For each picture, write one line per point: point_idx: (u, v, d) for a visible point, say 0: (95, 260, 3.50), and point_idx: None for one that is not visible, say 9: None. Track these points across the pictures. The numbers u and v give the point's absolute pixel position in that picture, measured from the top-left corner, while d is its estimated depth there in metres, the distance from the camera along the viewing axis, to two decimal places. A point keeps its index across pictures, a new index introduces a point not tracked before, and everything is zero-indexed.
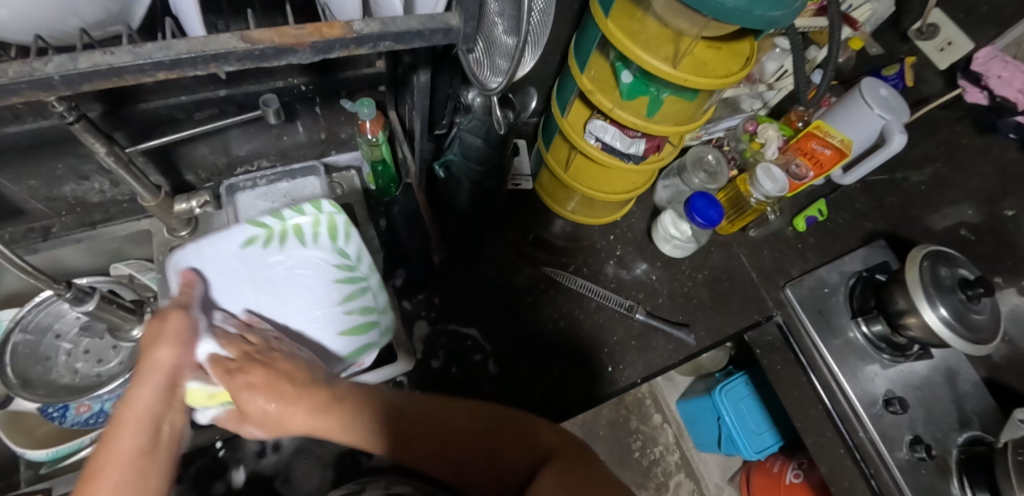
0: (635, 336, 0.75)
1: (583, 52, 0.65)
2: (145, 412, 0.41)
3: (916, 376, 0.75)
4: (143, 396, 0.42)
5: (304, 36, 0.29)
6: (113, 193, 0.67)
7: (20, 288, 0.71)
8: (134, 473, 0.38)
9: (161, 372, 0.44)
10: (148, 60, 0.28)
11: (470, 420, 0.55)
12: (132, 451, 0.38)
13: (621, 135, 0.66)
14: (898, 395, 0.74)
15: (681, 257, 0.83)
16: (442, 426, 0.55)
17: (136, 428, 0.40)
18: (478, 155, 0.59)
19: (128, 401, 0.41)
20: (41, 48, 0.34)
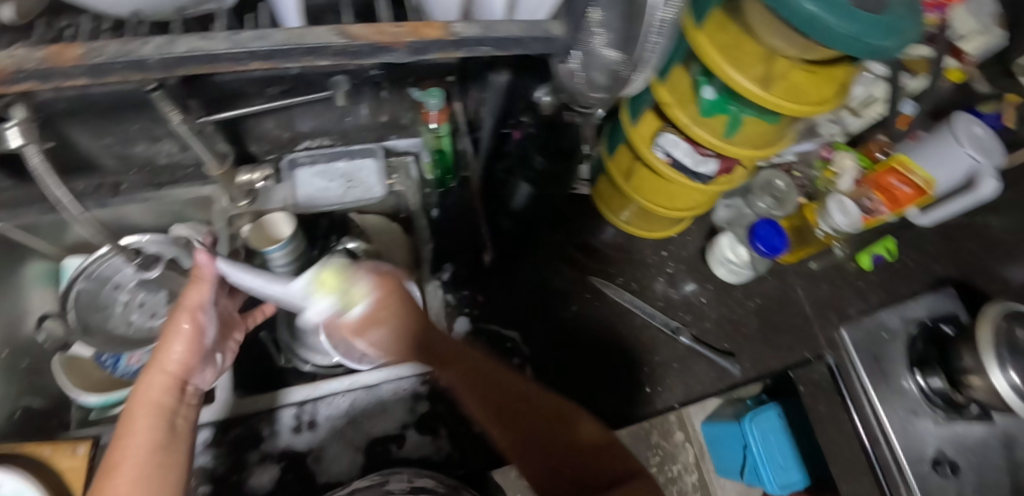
0: (677, 359, 0.73)
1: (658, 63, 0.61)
2: (151, 414, 0.46)
3: (972, 439, 0.69)
4: (153, 386, 0.48)
5: (402, 35, 0.28)
6: (180, 157, 0.69)
7: (84, 238, 0.74)
8: (150, 467, 0.44)
9: (166, 375, 0.49)
10: (244, 49, 0.27)
11: (569, 433, 0.52)
12: (142, 463, 0.43)
13: (693, 152, 0.63)
14: (949, 457, 0.67)
15: (734, 283, 0.79)
16: (537, 435, 0.51)
17: (148, 421, 0.46)
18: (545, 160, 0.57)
19: (139, 394, 0.48)
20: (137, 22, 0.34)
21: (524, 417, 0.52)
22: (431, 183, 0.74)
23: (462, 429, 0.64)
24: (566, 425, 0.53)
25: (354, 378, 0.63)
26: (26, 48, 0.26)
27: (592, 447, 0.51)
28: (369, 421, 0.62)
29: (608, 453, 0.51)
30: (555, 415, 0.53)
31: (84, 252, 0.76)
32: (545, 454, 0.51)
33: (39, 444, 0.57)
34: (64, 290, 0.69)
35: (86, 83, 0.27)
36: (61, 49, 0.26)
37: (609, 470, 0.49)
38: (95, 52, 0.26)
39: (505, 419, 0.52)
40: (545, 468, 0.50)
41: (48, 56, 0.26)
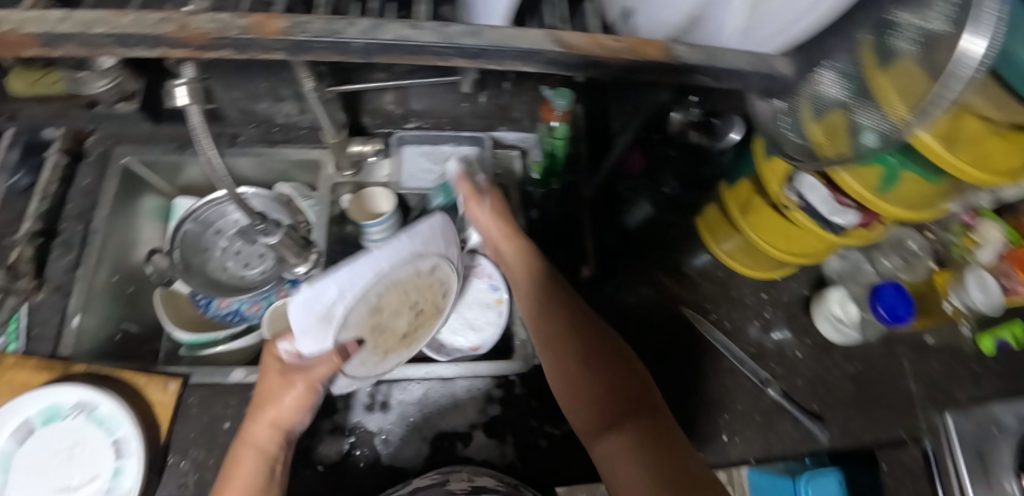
0: (761, 412, 0.68)
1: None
2: (256, 462, 0.48)
3: None
4: (262, 436, 0.49)
5: (621, 52, 0.26)
6: (298, 118, 0.70)
7: (195, 181, 0.76)
8: None
9: (273, 427, 0.49)
10: (454, 45, 0.25)
11: (611, 351, 0.55)
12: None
13: (831, 200, 0.58)
14: None
15: (836, 342, 0.73)
16: (582, 340, 0.56)
17: (252, 464, 0.48)
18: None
19: (244, 439, 0.49)
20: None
21: (573, 326, 0.57)
22: (533, 182, 0.72)
23: (529, 441, 0.62)
24: (607, 343, 0.56)
25: (430, 369, 0.62)
26: (232, 15, 0.25)
27: (625, 368, 0.54)
28: (439, 414, 0.61)
29: (635, 377, 0.54)
30: (601, 335, 0.57)
31: (194, 194, 0.78)
32: (577, 356, 0.55)
33: (135, 373, 0.60)
34: (173, 230, 0.72)
35: (281, 58, 0.26)
36: (267, 19, 0.25)
37: (627, 391, 0.52)
38: (300, 28, 0.25)
39: (557, 315, 0.58)
40: (571, 368, 0.55)
41: (250, 24, 0.25)
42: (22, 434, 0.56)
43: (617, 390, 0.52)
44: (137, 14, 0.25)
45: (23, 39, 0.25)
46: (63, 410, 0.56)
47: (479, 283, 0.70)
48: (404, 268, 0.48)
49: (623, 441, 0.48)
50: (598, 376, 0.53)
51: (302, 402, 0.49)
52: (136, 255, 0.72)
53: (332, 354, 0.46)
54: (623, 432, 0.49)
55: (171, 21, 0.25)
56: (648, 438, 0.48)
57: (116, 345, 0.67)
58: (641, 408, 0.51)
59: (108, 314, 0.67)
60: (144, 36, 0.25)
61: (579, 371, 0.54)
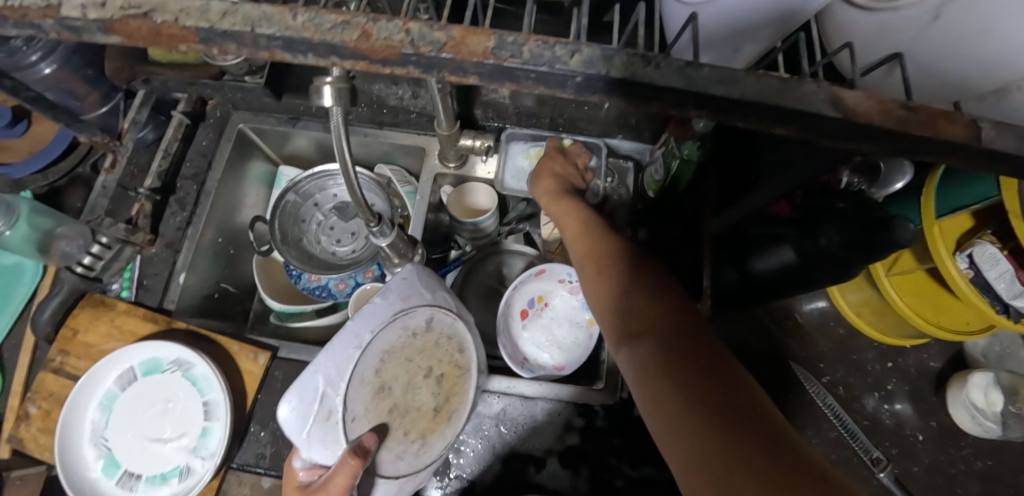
0: (866, 494, 0.60)
1: (967, 177, 0.48)
2: None
3: None
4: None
5: (898, 122, 0.23)
6: (411, 102, 0.68)
7: (298, 152, 0.75)
8: None
9: None
10: (697, 90, 0.23)
11: (652, 279, 0.48)
12: None
13: (1014, 278, 0.48)
14: None
15: (970, 432, 0.63)
16: (619, 270, 0.50)
17: None
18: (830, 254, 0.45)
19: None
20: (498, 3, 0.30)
21: (615, 252, 0.52)
22: (647, 200, 0.67)
23: (604, 480, 0.58)
24: (655, 272, 0.49)
25: (512, 384, 0.60)
26: (421, 26, 0.23)
27: (667, 293, 0.46)
28: (514, 434, 0.59)
29: (680, 301, 0.45)
30: (642, 262, 0.51)
31: (298, 165, 0.78)
32: (615, 285, 0.49)
33: (229, 338, 0.61)
34: (276, 199, 0.71)
35: (475, 81, 0.24)
36: (466, 38, 0.23)
37: (667, 312, 0.44)
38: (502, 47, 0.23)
39: (600, 246, 0.53)
40: (609, 299, 0.49)
41: (449, 42, 0.23)
42: (125, 381, 0.59)
43: (651, 316, 0.45)
44: (310, 15, 0.23)
45: (184, 33, 0.23)
46: (162, 364, 0.58)
47: (568, 299, 0.66)
48: (390, 340, 0.49)
49: (648, 353, 0.41)
50: (636, 301, 0.47)
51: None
52: (240, 217, 0.73)
53: (347, 453, 0.41)
54: (647, 347, 0.42)
55: (349, 27, 0.23)
56: (675, 353, 0.40)
57: (212, 304, 0.69)
58: (684, 326, 0.42)
59: (209, 273, 0.69)
60: (316, 42, 0.23)
61: (621, 297, 0.48)
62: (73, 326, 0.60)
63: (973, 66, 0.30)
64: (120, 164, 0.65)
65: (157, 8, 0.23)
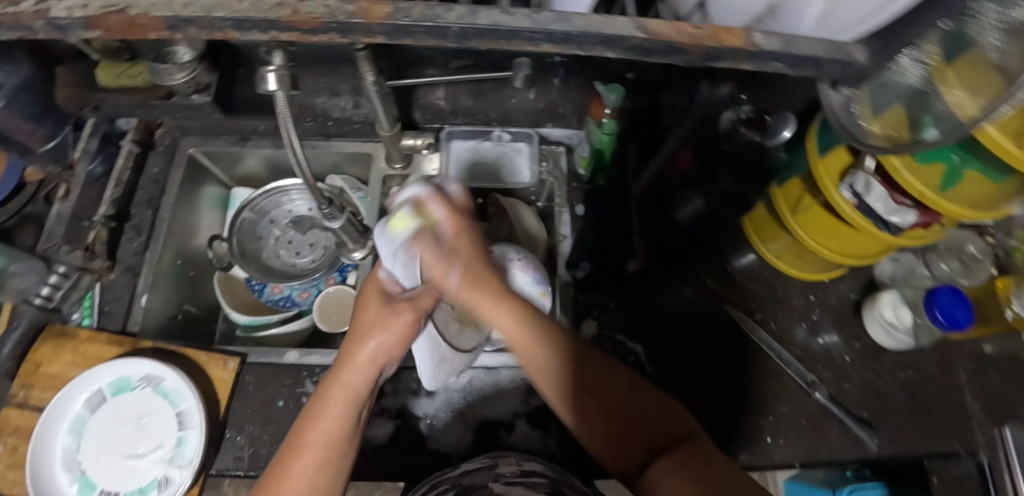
0: (807, 415, 0.67)
1: None
2: (348, 396, 0.44)
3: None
4: (357, 374, 0.45)
5: (702, 39, 0.26)
6: (353, 112, 0.73)
7: (251, 172, 0.79)
8: (331, 448, 0.43)
9: (364, 368, 0.46)
10: (544, 30, 0.27)
11: (631, 391, 0.49)
12: (332, 438, 0.43)
13: (888, 198, 0.57)
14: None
15: (887, 347, 0.71)
16: (598, 388, 0.48)
17: (342, 407, 0.44)
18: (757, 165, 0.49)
19: (337, 378, 0.45)
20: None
21: (586, 364, 0.49)
22: (581, 178, 0.73)
23: (571, 434, 0.62)
24: (625, 379, 0.50)
25: (476, 358, 0.64)
26: (340, 2, 0.28)
27: (655, 409, 0.48)
28: (484, 403, 0.63)
29: (666, 410, 0.48)
30: (630, 382, 0.49)
31: (251, 185, 0.81)
32: (599, 410, 0.48)
33: (197, 350, 0.63)
34: (232, 218, 0.74)
35: (382, 41, 0.29)
36: (372, 6, 0.27)
37: (672, 432, 0.47)
38: (403, 14, 0.27)
39: (562, 362, 0.48)
40: (601, 424, 0.48)
41: (358, 10, 0.27)
42: (94, 403, 0.60)
43: (657, 436, 0.47)
44: (252, 0, 0.28)
45: (153, 23, 0.28)
46: (131, 382, 0.60)
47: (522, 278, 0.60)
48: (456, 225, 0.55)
49: (684, 475, 0.42)
50: (629, 422, 0.47)
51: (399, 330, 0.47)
52: (198, 239, 0.75)
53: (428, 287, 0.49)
54: (680, 469, 0.42)
55: (284, 7, 0.28)
56: (707, 465, 0.43)
57: (177, 325, 0.70)
58: (689, 437, 0.46)
59: (171, 295, 0.70)
60: (260, 20, 0.28)
61: (615, 420, 0.48)
62: (35, 360, 0.61)
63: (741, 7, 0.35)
64: (73, 194, 0.67)
65: (131, 4, 0.27)
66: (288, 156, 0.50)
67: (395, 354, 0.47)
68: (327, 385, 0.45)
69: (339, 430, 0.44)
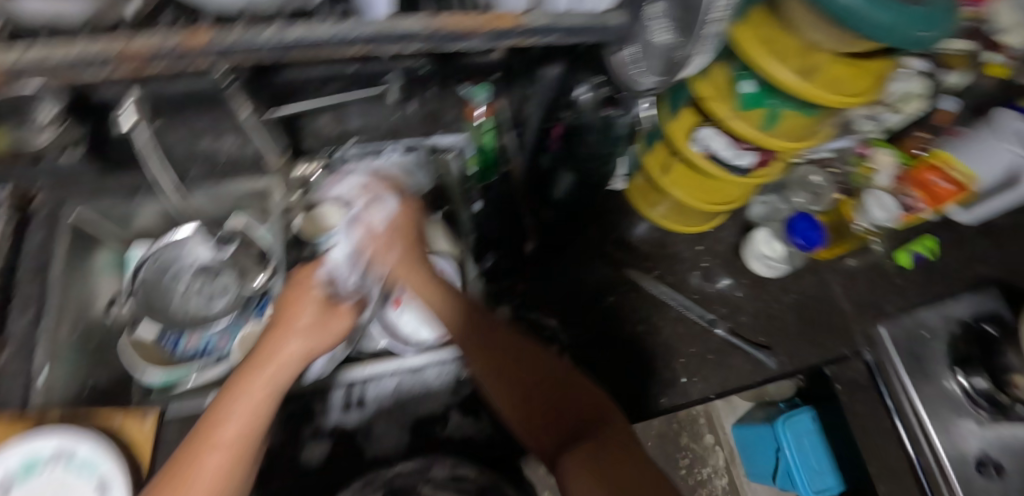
0: (713, 351, 0.74)
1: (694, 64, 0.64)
2: (265, 391, 0.47)
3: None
4: (282, 371, 0.49)
5: (479, 26, 0.32)
6: (240, 151, 0.73)
7: (150, 226, 0.78)
8: (231, 455, 0.43)
9: (285, 365, 0.49)
10: (348, 36, 0.31)
11: (552, 375, 0.53)
12: (236, 437, 0.44)
13: (731, 145, 0.65)
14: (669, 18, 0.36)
15: (770, 277, 0.80)
16: (524, 367, 0.53)
17: (258, 405, 0.46)
18: (589, 150, 0.63)
19: (261, 373, 0.48)
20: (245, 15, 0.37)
21: (511, 347, 0.55)
22: (471, 176, 0.72)
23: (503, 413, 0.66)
24: (551, 367, 0.54)
25: (400, 361, 0.64)
26: (164, 33, 0.30)
27: (571, 392, 0.52)
28: (415, 402, 0.65)
29: (587, 398, 0.51)
30: (542, 360, 0.54)
31: (150, 239, 0.80)
32: (524, 392, 0.52)
33: (111, 412, 0.60)
34: (132, 276, 0.74)
35: (211, 64, 0.31)
36: (194, 33, 0.30)
37: (584, 413, 0.50)
38: (224, 37, 0.30)
39: (472, 339, 0.55)
40: (526, 413, 0.51)
41: (182, 38, 0.29)
42: None
43: (572, 420, 0.49)
44: (85, 41, 0.29)
45: None
46: (39, 461, 0.55)
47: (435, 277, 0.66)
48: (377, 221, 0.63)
49: (589, 458, 0.45)
50: (548, 406, 0.51)
51: (313, 334, 0.51)
52: (99, 306, 0.73)
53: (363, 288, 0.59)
54: (585, 451, 0.45)
55: (114, 42, 0.29)
56: (614, 452, 0.45)
57: (90, 396, 0.68)
58: (601, 422, 0.49)
59: (77, 366, 0.68)
60: (96, 57, 0.28)
61: (535, 405, 0.51)
62: None
63: None
64: None
65: None
66: None
67: (318, 351, 0.52)
68: (239, 380, 0.47)
69: (251, 435, 0.45)
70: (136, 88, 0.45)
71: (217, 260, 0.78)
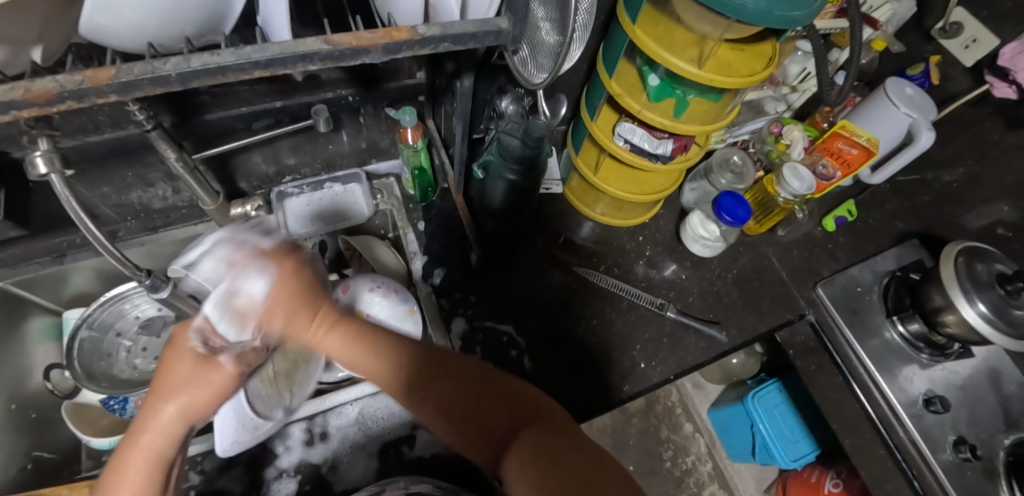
0: (666, 334, 0.77)
1: (610, 60, 0.68)
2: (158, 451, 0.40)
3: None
4: (158, 436, 0.41)
5: (376, 39, 0.33)
6: (174, 200, 0.73)
7: (86, 289, 0.76)
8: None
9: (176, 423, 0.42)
10: (247, 60, 0.32)
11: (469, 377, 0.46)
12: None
13: (649, 136, 0.69)
14: (553, 17, 0.39)
15: (710, 257, 0.85)
16: (433, 389, 0.45)
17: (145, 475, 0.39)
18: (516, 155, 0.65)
19: (132, 442, 0.41)
20: (151, 54, 0.38)
21: (412, 364, 0.47)
22: (414, 198, 0.79)
23: None
24: (461, 371, 0.46)
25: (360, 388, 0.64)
26: (66, 73, 0.30)
27: (495, 389, 0.45)
28: (379, 427, 0.65)
29: (508, 398, 0.45)
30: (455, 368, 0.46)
31: (84, 304, 0.78)
32: (442, 407, 0.44)
33: (54, 487, 0.58)
34: (69, 339, 0.70)
35: (117, 100, 0.32)
36: (96, 71, 0.30)
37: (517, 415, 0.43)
38: (125, 71, 0.30)
39: (384, 362, 0.47)
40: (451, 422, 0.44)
41: (84, 77, 0.30)
42: None
43: (499, 420, 0.43)
44: None
45: None
46: None
47: (384, 302, 0.65)
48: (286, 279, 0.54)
49: (525, 463, 0.38)
50: (469, 412, 0.44)
51: (222, 381, 0.44)
52: (34, 379, 0.70)
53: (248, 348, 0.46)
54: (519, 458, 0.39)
55: (15, 88, 0.29)
56: (553, 446, 0.39)
57: (30, 477, 0.64)
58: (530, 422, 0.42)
59: (12, 446, 0.64)
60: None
61: (453, 416, 0.44)
62: None
63: (407, 10, 0.41)
64: None
65: None
66: (91, 241, 0.50)
67: (203, 413, 0.43)
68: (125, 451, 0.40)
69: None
70: (48, 137, 0.44)
71: (160, 316, 0.76)
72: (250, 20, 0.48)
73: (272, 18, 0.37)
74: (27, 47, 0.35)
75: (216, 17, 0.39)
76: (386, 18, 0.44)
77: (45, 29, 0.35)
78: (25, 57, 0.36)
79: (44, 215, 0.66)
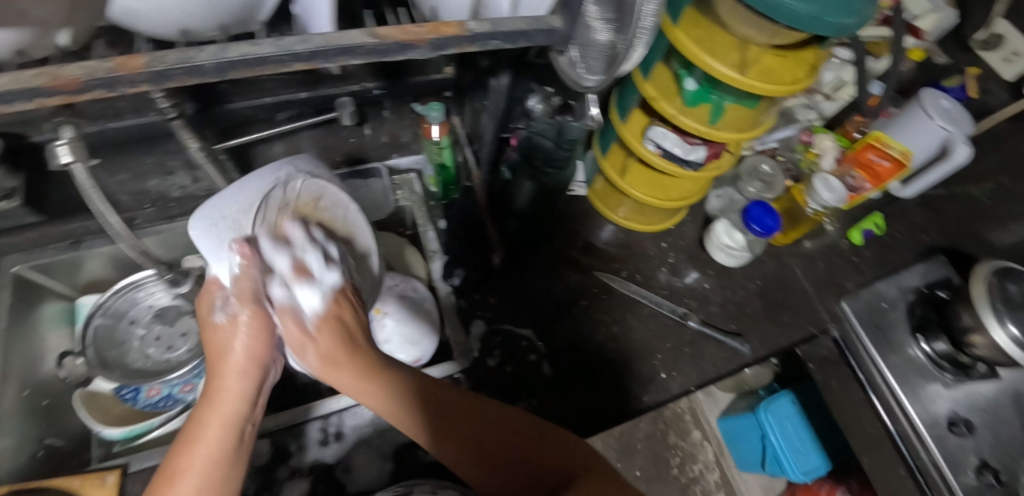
0: (686, 344, 0.76)
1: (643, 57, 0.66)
2: (229, 415, 0.41)
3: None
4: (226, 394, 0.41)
5: (424, 33, 0.32)
6: (192, 188, 0.72)
7: (100, 276, 0.75)
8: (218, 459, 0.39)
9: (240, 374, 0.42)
10: (288, 51, 0.30)
11: (507, 426, 0.48)
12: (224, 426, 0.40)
13: (681, 141, 0.67)
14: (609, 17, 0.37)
15: (733, 267, 0.83)
16: (479, 428, 0.47)
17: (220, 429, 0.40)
18: (546, 154, 0.64)
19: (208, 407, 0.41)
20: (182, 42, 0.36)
21: (441, 401, 0.48)
22: (435, 195, 0.77)
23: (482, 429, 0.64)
24: (502, 419, 0.48)
25: None
26: (96, 60, 0.28)
27: (535, 434, 0.48)
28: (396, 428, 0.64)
29: (561, 449, 0.47)
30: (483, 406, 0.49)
31: (99, 290, 0.77)
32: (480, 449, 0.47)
33: (67, 476, 0.57)
34: (82, 327, 0.70)
35: (150, 89, 0.30)
36: (128, 59, 0.29)
37: (556, 462, 0.45)
38: (159, 60, 0.29)
39: (410, 399, 0.47)
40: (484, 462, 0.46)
41: (116, 65, 0.28)
42: None
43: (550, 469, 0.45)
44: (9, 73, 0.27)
45: None
46: None
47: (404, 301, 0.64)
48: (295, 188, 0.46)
49: None
50: (508, 463, 0.46)
51: (254, 326, 0.42)
52: (46, 364, 0.69)
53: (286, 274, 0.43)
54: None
55: (42, 74, 0.27)
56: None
57: (41, 464, 0.63)
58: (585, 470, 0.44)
59: (23, 432, 0.63)
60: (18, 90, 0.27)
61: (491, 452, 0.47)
62: None
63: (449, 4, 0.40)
64: None
65: None
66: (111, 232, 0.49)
67: (265, 353, 0.43)
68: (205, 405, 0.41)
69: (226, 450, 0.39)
70: (72, 125, 0.43)
71: (175, 305, 0.75)
72: (284, 11, 0.47)
73: (311, 6, 0.36)
74: (56, 31, 0.34)
75: (252, 5, 0.38)
76: (428, 11, 0.43)
77: (74, 12, 0.34)
78: (52, 40, 0.34)
79: (63, 200, 0.65)
